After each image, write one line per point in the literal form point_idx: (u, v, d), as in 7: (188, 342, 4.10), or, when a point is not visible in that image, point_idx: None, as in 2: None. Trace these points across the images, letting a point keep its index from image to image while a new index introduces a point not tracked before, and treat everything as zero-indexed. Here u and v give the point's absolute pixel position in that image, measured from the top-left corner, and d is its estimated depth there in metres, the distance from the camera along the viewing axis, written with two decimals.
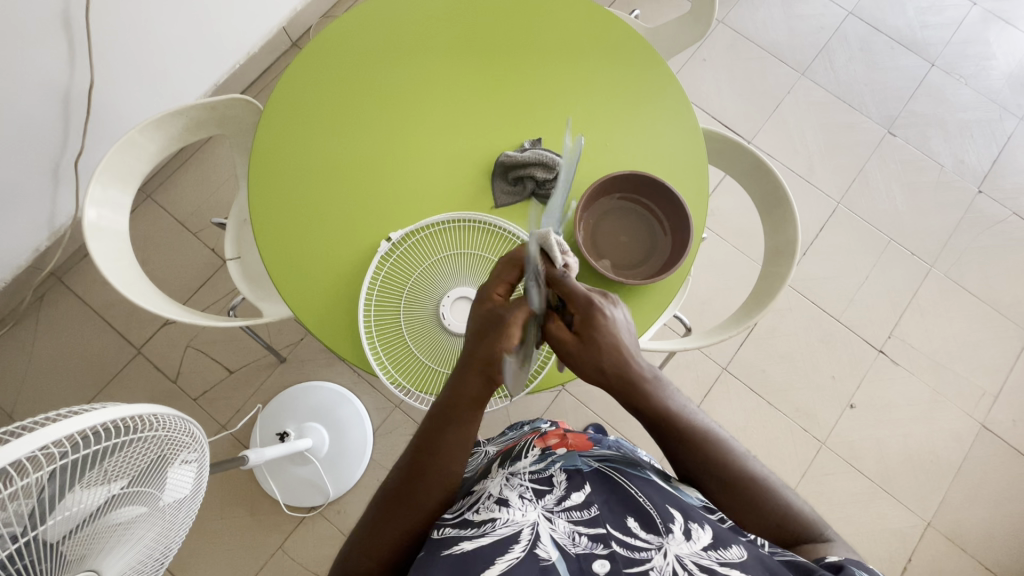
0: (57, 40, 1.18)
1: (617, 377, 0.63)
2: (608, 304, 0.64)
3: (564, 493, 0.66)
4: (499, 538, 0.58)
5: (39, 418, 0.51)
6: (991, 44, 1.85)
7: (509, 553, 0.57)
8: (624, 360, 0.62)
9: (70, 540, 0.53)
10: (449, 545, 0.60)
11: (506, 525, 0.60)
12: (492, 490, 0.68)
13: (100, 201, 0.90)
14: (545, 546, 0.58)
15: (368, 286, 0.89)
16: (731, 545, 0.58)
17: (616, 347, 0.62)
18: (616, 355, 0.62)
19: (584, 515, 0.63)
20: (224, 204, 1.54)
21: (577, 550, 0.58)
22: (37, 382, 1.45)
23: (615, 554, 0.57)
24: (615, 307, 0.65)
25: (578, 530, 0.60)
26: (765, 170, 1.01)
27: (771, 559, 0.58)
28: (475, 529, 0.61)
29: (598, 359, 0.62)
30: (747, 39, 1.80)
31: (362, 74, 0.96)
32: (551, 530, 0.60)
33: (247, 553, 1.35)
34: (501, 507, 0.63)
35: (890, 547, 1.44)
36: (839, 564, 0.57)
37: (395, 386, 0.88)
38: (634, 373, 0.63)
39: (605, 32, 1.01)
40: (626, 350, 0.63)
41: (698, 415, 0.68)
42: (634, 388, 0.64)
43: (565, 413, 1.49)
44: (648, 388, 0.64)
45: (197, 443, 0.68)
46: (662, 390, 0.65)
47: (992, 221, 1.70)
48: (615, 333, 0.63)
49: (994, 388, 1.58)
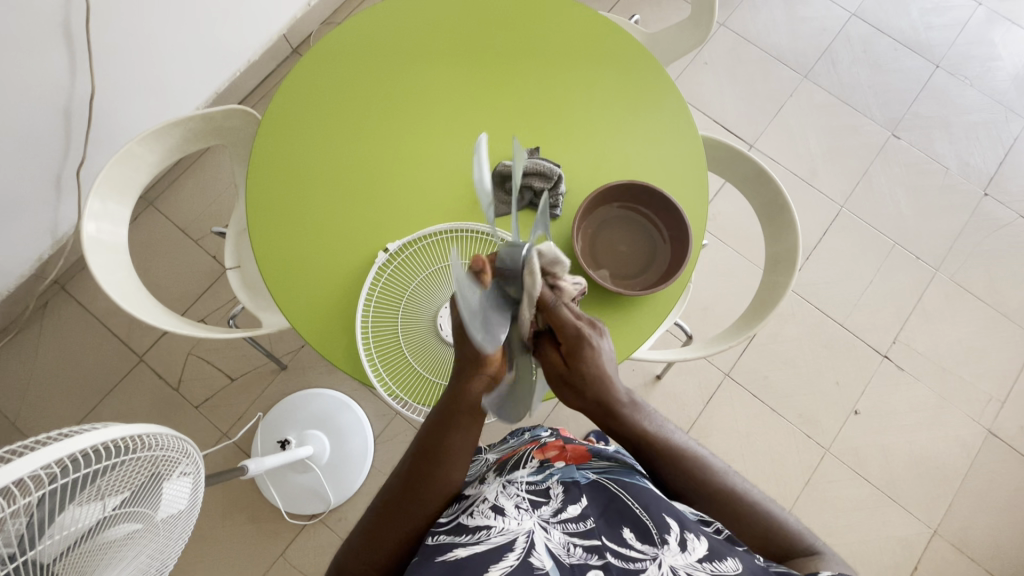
0: (58, 50, 1.19)
1: (596, 404, 0.65)
2: (596, 335, 0.62)
3: (560, 505, 0.65)
4: (494, 546, 0.58)
5: (30, 441, 0.51)
6: (996, 45, 1.83)
7: (504, 560, 0.56)
8: (606, 391, 0.64)
9: (63, 560, 0.53)
10: (443, 552, 0.60)
11: (501, 534, 0.60)
12: (488, 496, 0.68)
13: (99, 214, 0.90)
14: (540, 555, 0.57)
15: (365, 299, 0.89)
16: (726, 557, 0.58)
17: (598, 378, 0.63)
18: (599, 386, 0.63)
19: (580, 527, 0.62)
20: (225, 212, 1.54)
21: (572, 560, 0.57)
22: (40, 390, 1.45)
23: (609, 565, 0.57)
24: (602, 337, 0.63)
25: (574, 541, 0.60)
26: (765, 178, 1.00)
27: (763, 569, 0.58)
28: (470, 535, 0.61)
29: (580, 389, 0.63)
30: (749, 41, 1.79)
31: (358, 84, 0.96)
32: (546, 540, 0.60)
33: (248, 560, 1.36)
34: (497, 514, 0.62)
35: (895, 555, 1.43)
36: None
37: (393, 398, 0.87)
38: (614, 400, 0.65)
39: (604, 37, 1.01)
40: (608, 381, 0.64)
41: (673, 432, 0.71)
42: (612, 414, 0.66)
43: (565, 421, 1.49)
44: (624, 413, 0.66)
45: (192, 457, 0.68)
46: (639, 414, 0.68)
47: (998, 224, 1.68)
48: (600, 366, 0.63)
49: (1002, 393, 1.56)
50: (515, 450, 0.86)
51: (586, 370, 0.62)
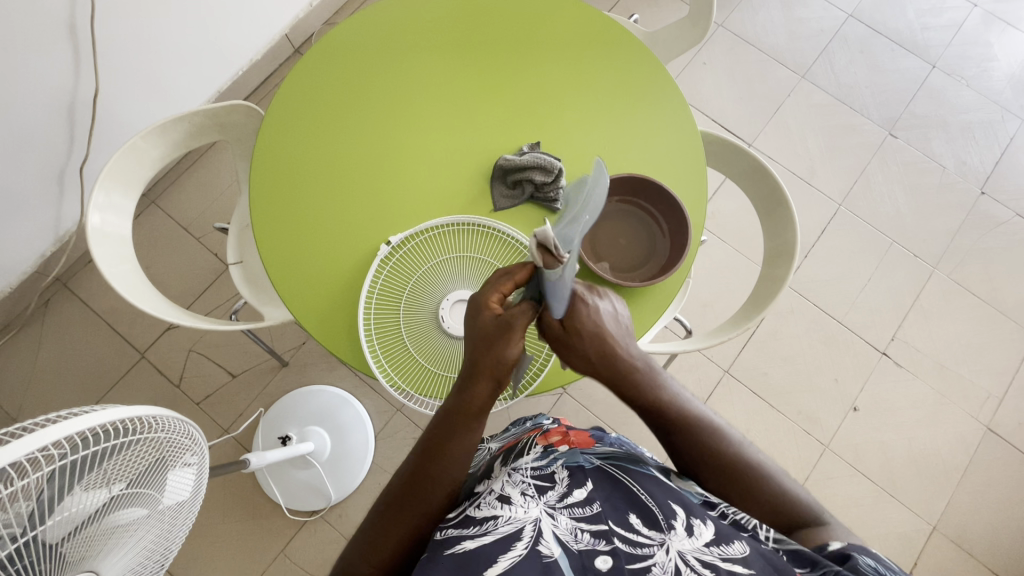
0: (63, 47, 1.20)
1: (608, 368, 0.68)
2: (595, 296, 0.68)
3: (566, 489, 0.66)
4: (502, 536, 0.59)
5: (36, 421, 0.52)
6: (992, 46, 1.85)
7: (512, 550, 0.57)
8: (608, 346, 0.67)
9: (69, 542, 0.53)
10: (450, 545, 0.59)
11: (508, 523, 0.60)
12: (494, 486, 0.68)
13: (104, 207, 0.91)
14: (548, 543, 0.58)
15: (367, 292, 0.89)
16: (733, 540, 0.58)
17: (605, 338, 0.67)
18: (599, 342, 0.67)
19: (586, 511, 0.62)
20: (227, 210, 1.55)
21: (580, 546, 0.58)
22: (42, 386, 1.46)
23: (617, 550, 0.57)
24: (600, 298, 0.69)
25: (580, 527, 0.60)
26: (764, 173, 1.01)
27: (773, 552, 0.58)
28: (477, 527, 0.61)
29: (590, 353, 0.67)
30: (748, 42, 1.81)
31: (359, 79, 0.97)
32: (553, 526, 0.60)
33: (249, 556, 1.36)
34: (504, 503, 0.63)
35: (894, 551, 1.43)
36: (844, 551, 0.57)
37: (394, 388, 0.88)
38: (619, 357, 0.68)
39: (604, 34, 1.02)
40: (616, 340, 0.67)
41: (688, 398, 0.72)
42: (626, 377, 0.68)
43: (566, 417, 1.49)
44: (630, 370, 0.68)
45: (196, 446, 0.69)
46: (650, 374, 0.70)
47: (995, 222, 1.69)
48: (596, 323, 0.66)
49: (999, 390, 1.57)
50: (517, 438, 0.86)
51: (583, 328, 0.66)
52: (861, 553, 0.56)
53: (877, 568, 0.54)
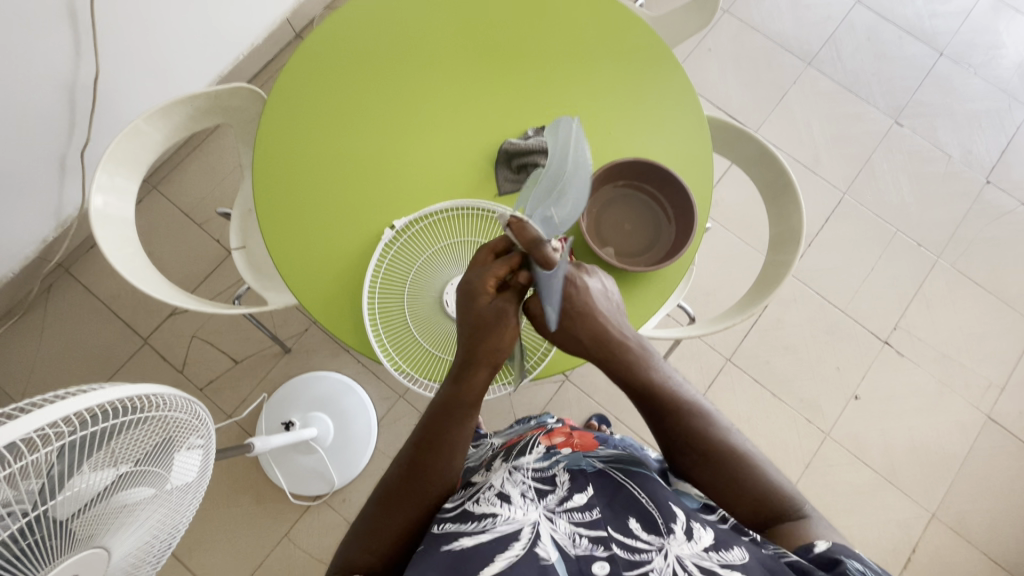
0: (62, 31, 1.18)
1: (597, 341, 0.67)
2: (580, 273, 0.67)
3: (567, 493, 0.66)
4: (499, 536, 0.58)
5: (34, 400, 0.52)
6: (1001, 33, 1.83)
7: (509, 550, 0.57)
8: (597, 323, 0.66)
9: (78, 518, 0.54)
10: (448, 541, 0.59)
11: (506, 523, 0.59)
12: (493, 483, 0.68)
13: (107, 188, 0.91)
14: (545, 546, 0.57)
15: (373, 270, 0.90)
16: (732, 546, 0.57)
17: (595, 314, 0.66)
18: (590, 317, 0.66)
19: (585, 516, 0.62)
20: (230, 194, 1.55)
21: (578, 551, 0.57)
22: (45, 370, 1.46)
23: (615, 556, 0.57)
24: (589, 276, 0.68)
25: (580, 531, 0.60)
26: (770, 158, 1.01)
27: (773, 557, 0.57)
28: (475, 523, 0.61)
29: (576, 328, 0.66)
30: (754, 29, 1.79)
31: (360, 70, 0.96)
32: (551, 530, 0.60)
33: (253, 540, 1.37)
34: (503, 503, 0.63)
35: (893, 538, 1.44)
36: (834, 555, 0.55)
37: (399, 372, 0.88)
38: (609, 333, 0.67)
39: (609, 22, 1.01)
40: (605, 315, 0.67)
41: (685, 386, 0.69)
42: (614, 352, 0.67)
43: (568, 405, 1.50)
44: (620, 344, 0.67)
45: (203, 427, 0.69)
46: (636, 348, 0.68)
47: (1000, 212, 1.69)
48: (587, 298, 0.66)
49: (1000, 379, 1.57)
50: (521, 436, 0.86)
51: (574, 302, 0.65)
52: (849, 557, 0.54)
53: (865, 572, 0.52)
